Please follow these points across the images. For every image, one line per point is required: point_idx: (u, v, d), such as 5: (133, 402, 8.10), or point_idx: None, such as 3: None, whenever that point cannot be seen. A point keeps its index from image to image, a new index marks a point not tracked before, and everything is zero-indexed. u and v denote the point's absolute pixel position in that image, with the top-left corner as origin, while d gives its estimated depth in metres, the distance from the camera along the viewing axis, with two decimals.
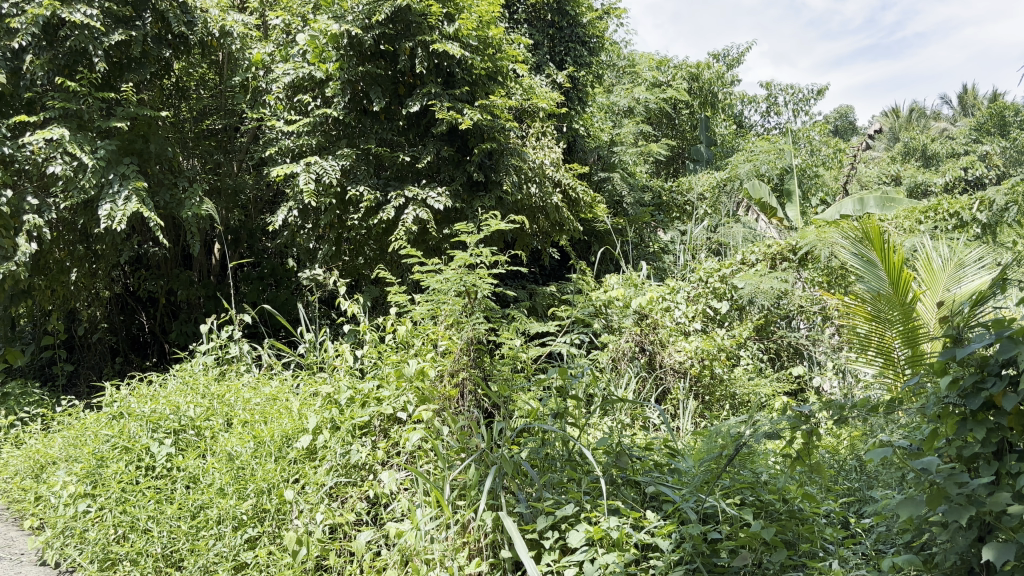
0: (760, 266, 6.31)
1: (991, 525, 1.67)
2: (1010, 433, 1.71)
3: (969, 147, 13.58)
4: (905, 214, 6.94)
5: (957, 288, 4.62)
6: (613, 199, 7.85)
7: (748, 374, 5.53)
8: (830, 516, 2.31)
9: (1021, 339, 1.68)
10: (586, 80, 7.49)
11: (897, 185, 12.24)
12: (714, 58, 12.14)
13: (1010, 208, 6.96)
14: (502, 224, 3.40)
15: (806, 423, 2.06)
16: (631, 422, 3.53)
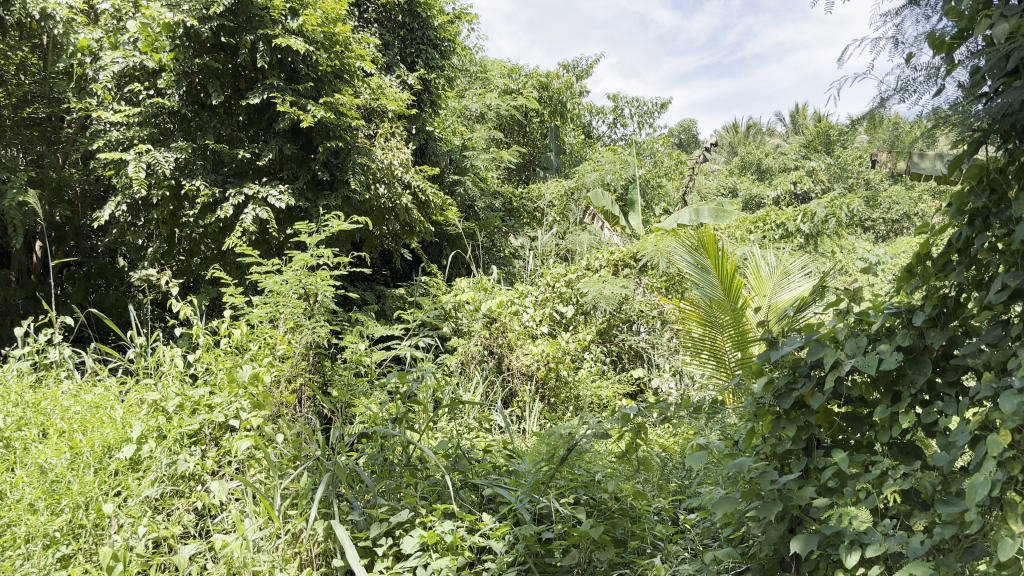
0: (603, 272, 6.49)
1: (799, 518, 1.78)
2: (818, 430, 1.83)
3: (798, 163, 14.52)
4: (737, 224, 7.34)
5: (783, 295, 4.90)
6: (464, 203, 7.89)
7: (592, 376, 5.68)
8: (660, 513, 2.41)
9: (828, 343, 1.81)
10: (437, 83, 7.49)
11: (734, 197, 12.93)
12: (564, 69, 12.40)
13: (830, 220, 7.49)
14: (344, 225, 3.35)
15: (633, 425, 2.14)
16: (476, 425, 3.55)
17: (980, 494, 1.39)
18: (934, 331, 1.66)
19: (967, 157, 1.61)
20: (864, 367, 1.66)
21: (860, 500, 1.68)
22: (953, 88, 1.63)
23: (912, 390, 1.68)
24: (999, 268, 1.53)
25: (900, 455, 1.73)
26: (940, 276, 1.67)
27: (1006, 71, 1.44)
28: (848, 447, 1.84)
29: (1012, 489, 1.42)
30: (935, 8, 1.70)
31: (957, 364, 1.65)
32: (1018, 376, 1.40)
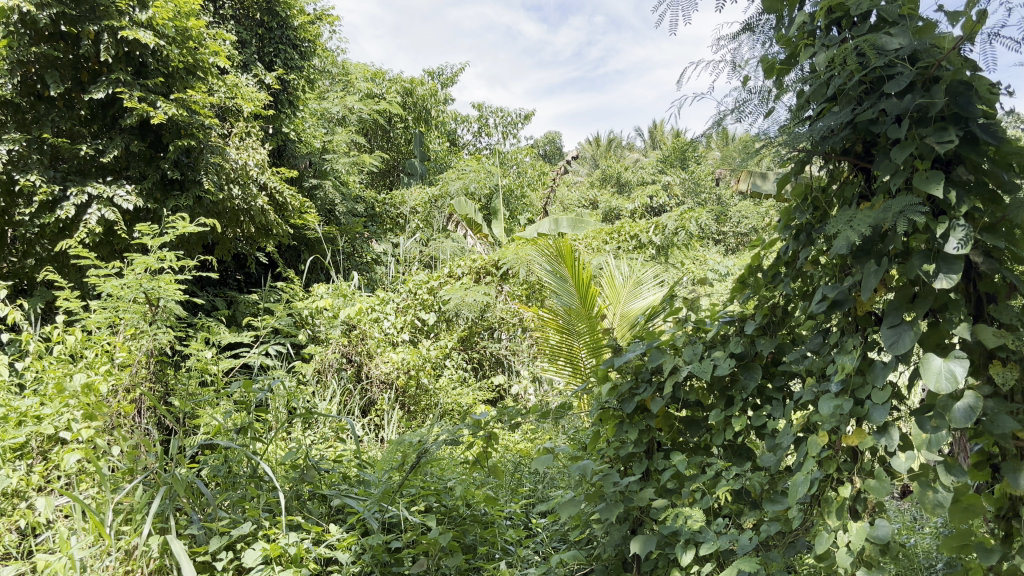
0: (464, 280, 6.51)
1: (640, 519, 1.85)
2: (658, 433, 1.91)
3: (655, 177, 15.06)
4: (593, 235, 7.54)
5: (635, 303, 5.07)
6: (324, 207, 7.75)
7: (452, 383, 5.69)
8: (512, 518, 2.44)
9: (668, 350, 1.90)
10: (297, 84, 7.32)
11: (594, 209, 13.28)
12: (429, 76, 12.38)
13: (680, 233, 7.81)
14: (193, 228, 3.22)
15: (484, 431, 2.16)
16: (330, 434, 3.48)
17: (801, 492, 1.49)
18: (764, 339, 1.77)
19: (794, 177, 1.72)
20: (700, 373, 1.75)
21: (696, 500, 1.76)
22: (781, 110, 1.73)
23: (743, 395, 1.77)
24: (820, 281, 1.65)
25: (733, 456, 1.83)
26: (770, 287, 1.78)
27: (826, 96, 1.55)
28: (686, 450, 1.93)
29: (828, 486, 1.53)
30: (768, 36, 1.80)
31: (783, 370, 1.76)
32: (834, 380, 1.51)
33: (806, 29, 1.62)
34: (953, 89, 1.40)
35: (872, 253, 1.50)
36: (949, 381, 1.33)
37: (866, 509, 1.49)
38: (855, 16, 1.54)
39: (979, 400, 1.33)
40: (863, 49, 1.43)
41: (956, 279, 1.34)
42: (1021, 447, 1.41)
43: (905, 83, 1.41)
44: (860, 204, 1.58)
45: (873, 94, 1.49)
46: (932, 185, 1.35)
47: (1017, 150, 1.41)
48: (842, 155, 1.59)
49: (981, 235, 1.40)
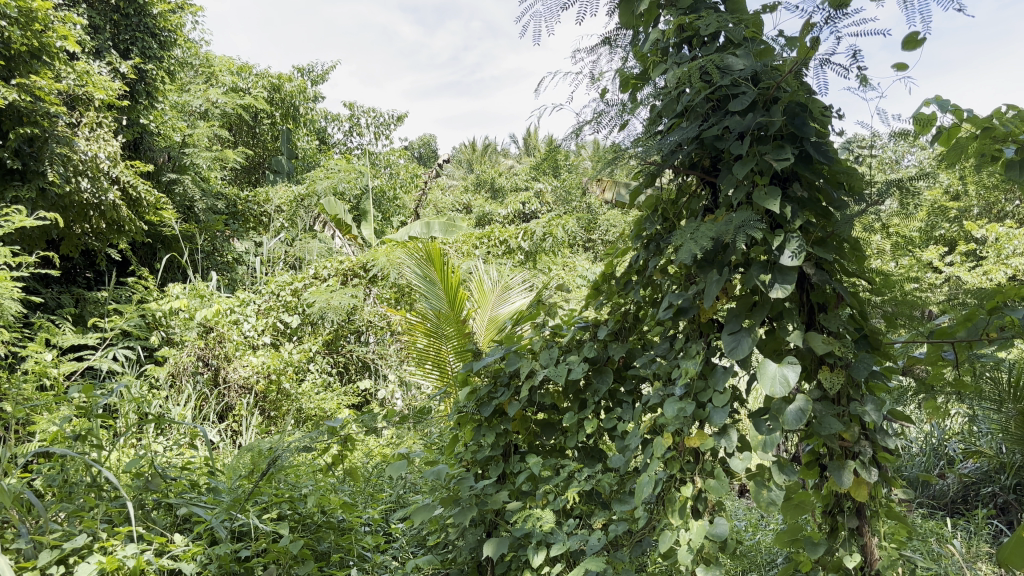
0: (331, 282, 6.39)
1: (495, 521, 1.87)
2: (514, 437, 1.93)
3: (528, 184, 15.22)
4: (463, 239, 7.57)
5: (503, 308, 5.07)
6: (183, 204, 7.44)
7: (316, 388, 5.58)
8: (370, 524, 2.42)
9: (524, 355, 1.92)
10: (155, 75, 7.00)
11: (466, 214, 13.30)
12: (298, 73, 12.10)
13: (548, 238, 7.93)
14: (31, 222, 3.01)
15: (340, 436, 2.12)
16: (183, 440, 3.35)
17: (647, 492, 1.54)
18: (616, 343, 1.83)
19: (646, 188, 1.77)
20: (555, 377, 1.78)
21: (548, 501, 1.79)
22: (636, 124, 1.76)
23: (595, 398, 1.82)
24: (668, 289, 1.72)
25: (586, 458, 1.88)
26: (622, 294, 1.83)
27: (675, 112, 1.61)
28: (541, 453, 1.96)
29: (673, 486, 1.59)
30: (625, 49, 1.84)
31: (633, 374, 1.82)
32: (680, 384, 1.56)
33: (659, 45, 1.68)
34: (790, 110, 1.49)
35: (714, 263, 1.57)
36: (783, 385, 1.40)
37: (706, 508, 1.55)
38: (704, 36, 1.61)
39: (809, 403, 1.41)
40: (710, 69, 1.49)
41: (790, 289, 1.42)
42: (845, 446, 1.51)
43: (747, 102, 1.48)
44: (705, 216, 1.65)
45: (719, 111, 1.56)
46: (769, 201, 1.43)
47: (845, 170, 1.52)
48: (690, 169, 1.67)
49: (812, 248, 1.49)
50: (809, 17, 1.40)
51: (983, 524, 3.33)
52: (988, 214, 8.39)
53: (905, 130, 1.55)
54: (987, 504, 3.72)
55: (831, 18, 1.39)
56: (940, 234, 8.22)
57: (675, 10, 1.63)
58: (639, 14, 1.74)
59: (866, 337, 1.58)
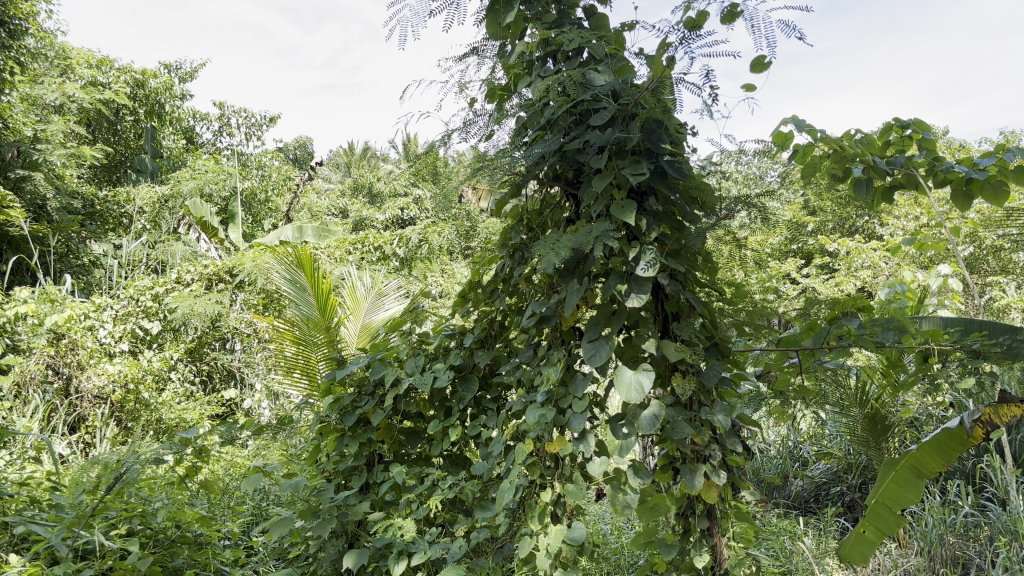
0: (195, 286, 6.14)
1: (356, 532, 1.85)
2: (378, 446, 1.91)
3: (408, 190, 15.06)
4: (336, 244, 7.42)
5: (375, 315, 4.97)
6: (34, 202, 7.00)
7: (177, 397, 5.38)
8: (229, 538, 2.35)
9: (389, 363, 1.91)
10: (4, 65, 6.56)
11: (343, 218, 13.06)
12: (164, 69, 11.60)
13: (423, 245, 7.90)
14: None
15: (196, 448, 2.05)
16: (28, 453, 3.15)
17: (508, 499, 1.55)
18: (481, 351, 1.84)
19: (512, 199, 1.79)
20: (420, 385, 1.78)
21: (410, 510, 1.79)
22: (502, 134, 1.77)
23: (460, 406, 1.83)
24: (532, 297, 1.75)
25: (450, 466, 1.88)
26: (488, 302, 1.85)
27: (539, 124, 1.64)
28: (406, 462, 1.95)
29: (533, 492, 1.61)
30: (493, 61, 1.84)
31: (498, 382, 1.84)
32: (540, 392, 1.59)
33: (524, 58, 1.70)
34: (647, 126, 1.55)
35: (575, 273, 1.61)
36: (639, 391, 1.44)
37: (566, 513, 1.58)
38: (569, 51, 1.65)
39: (662, 409, 1.45)
40: (571, 83, 1.52)
41: (645, 298, 1.47)
42: (696, 450, 1.58)
43: (608, 117, 1.52)
44: (568, 226, 1.69)
45: (580, 125, 1.60)
46: (626, 214, 1.47)
47: (698, 185, 1.62)
48: (553, 180, 1.70)
49: (666, 259, 1.55)
50: (665, 37, 1.45)
51: (832, 521, 3.53)
52: (840, 229, 8.93)
53: (766, 148, 1.70)
54: (836, 502, 3.94)
55: (685, 39, 1.45)
56: (797, 248, 8.68)
57: (541, 24, 1.66)
58: (505, 27, 1.76)
59: (715, 345, 1.67)
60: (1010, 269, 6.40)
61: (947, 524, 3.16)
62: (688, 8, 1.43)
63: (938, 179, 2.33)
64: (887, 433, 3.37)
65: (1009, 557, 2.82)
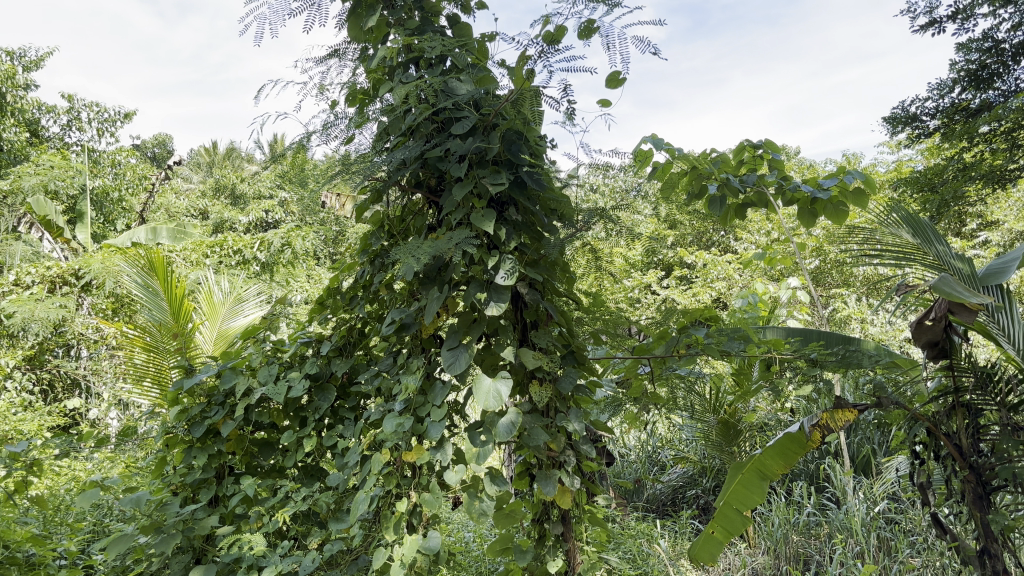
0: (36, 288, 5.73)
1: (204, 547, 1.77)
2: (229, 457, 1.84)
3: (274, 194, 14.62)
4: (192, 247, 7.09)
5: (232, 322, 4.79)
6: None
7: (12, 408, 4.99)
8: (65, 557, 2.20)
9: (241, 371, 1.85)
10: None
11: (203, 220, 12.55)
12: (6, 56, 10.83)
13: (285, 250, 7.66)
14: None
15: (27, 462, 1.90)
16: None
17: (362, 510, 1.52)
18: (339, 360, 1.80)
19: (372, 205, 1.76)
20: (273, 395, 1.73)
21: (261, 523, 1.73)
22: (363, 137, 1.72)
23: (315, 415, 1.78)
24: (391, 305, 1.73)
25: (304, 477, 1.83)
26: (347, 309, 1.82)
27: (400, 130, 1.63)
28: (258, 474, 1.88)
29: (389, 502, 1.59)
30: (353, 64, 1.81)
31: (355, 391, 1.80)
32: (398, 401, 1.56)
33: (385, 62, 1.68)
34: (508, 137, 1.57)
35: (435, 281, 1.60)
36: (496, 399, 1.45)
37: (421, 523, 1.56)
38: (432, 58, 1.65)
39: (518, 416, 1.46)
40: (432, 90, 1.52)
41: (504, 306, 1.48)
42: (551, 456, 1.60)
43: (469, 127, 1.52)
44: (429, 234, 1.68)
45: (442, 133, 1.60)
46: (485, 222, 1.48)
47: (556, 197, 1.67)
48: (415, 187, 1.69)
49: (525, 268, 1.57)
50: (524, 49, 1.48)
51: (686, 523, 3.66)
52: (699, 242, 9.29)
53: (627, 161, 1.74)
54: (691, 505, 4.08)
55: (544, 52, 1.48)
56: (659, 260, 8.98)
57: (404, 29, 1.66)
58: (367, 30, 1.74)
59: (572, 353, 1.69)
60: (852, 282, 6.84)
61: (791, 522, 3.33)
62: (546, 22, 1.46)
63: (785, 198, 2.48)
64: (739, 437, 3.53)
65: (845, 553, 3.00)
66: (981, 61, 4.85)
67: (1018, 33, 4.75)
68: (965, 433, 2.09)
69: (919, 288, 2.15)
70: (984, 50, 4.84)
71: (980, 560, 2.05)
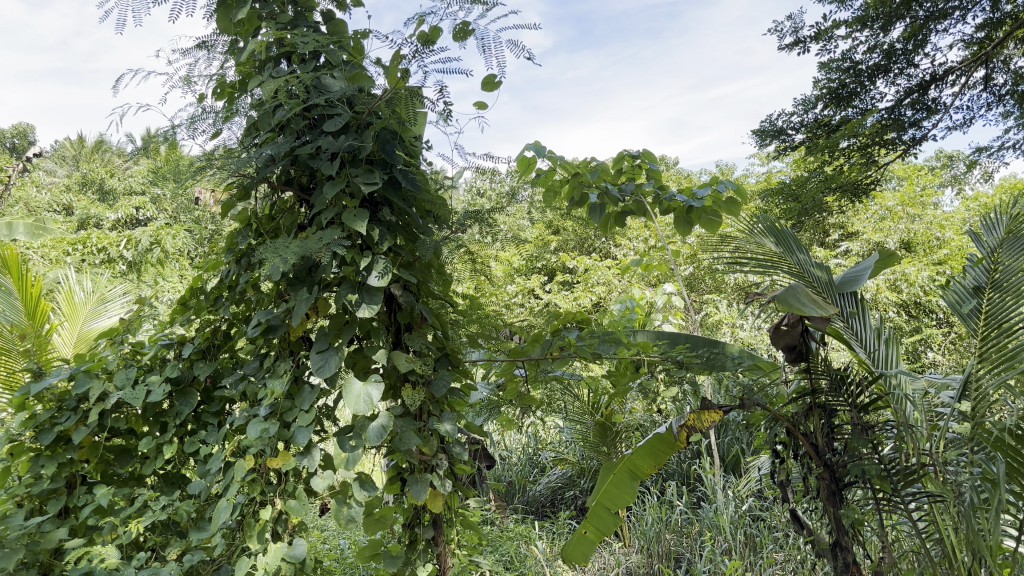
0: None
1: (51, 561, 1.67)
2: (82, 465, 1.74)
3: (145, 190, 13.96)
4: (52, 244, 6.77)
5: (93, 323, 4.55)
6: None
7: None
8: None
9: (97, 375, 1.75)
10: None
11: (67, 216, 11.86)
12: None
13: (155, 249, 7.31)
14: None
15: None
16: None
17: (223, 518, 1.47)
18: (202, 363, 1.73)
19: (239, 202, 1.70)
20: (130, 400, 1.64)
21: (115, 534, 1.64)
22: (231, 132, 1.66)
23: (177, 421, 1.71)
24: (258, 306, 1.67)
25: (164, 485, 1.75)
26: (211, 310, 1.75)
27: (270, 126, 1.58)
28: (114, 483, 1.79)
29: (253, 510, 1.54)
30: (223, 57, 1.75)
31: (220, 395, 1.74)
32: (263, 405, 1.51)
33: (255, 56, 1.63)
34: (381, 136, 1.55)
35: (305, 282, 1.56)
36: (367, 403, 1.42)
37: (287, 530, 1.52)
38: (305, 54, 1.61)
39: (389, 419, 1.44)
40: (304, 85, 1.48)
41: (376, 308, 1.46)
42: (423, 460, 1.58)
43: (342, 125, 1.50)
44: (299, 233, 1.64)
45: (314, 130, 1.56)
46: (356, 223, 1.46)
47: (432, 199, 1.66)
48: (286, 185, 1.65)
49: (398, 269, 1.55)
50: (398, 48, 1.47)
51: (564, 524, 3.70)
52: (580, 247, 9.44)
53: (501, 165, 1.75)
54: (569, 506, 4.14)
55: (419, 52, 1.47)
56: (542, 264, 9.09)
57: (275, 24, 1.61)
58: (237, 22, 1.68)
59: (446, 356, 1.68)
60: (724, 288, 7.11)
61: (663, 521, 3.42)
62: (421, 22, 1.45)
63: (662, 207, 2.55)
64: (616, 438, 3.60)
65: (713, 550, 3.11)
66: (841, 80, 5.09)
67: (873, 55, 5.03)
68: (821, 433, 2.19)
69: (769, 296, 2.27)
70: (843, 70, 5.11)
71: (832, 553, 2.15)
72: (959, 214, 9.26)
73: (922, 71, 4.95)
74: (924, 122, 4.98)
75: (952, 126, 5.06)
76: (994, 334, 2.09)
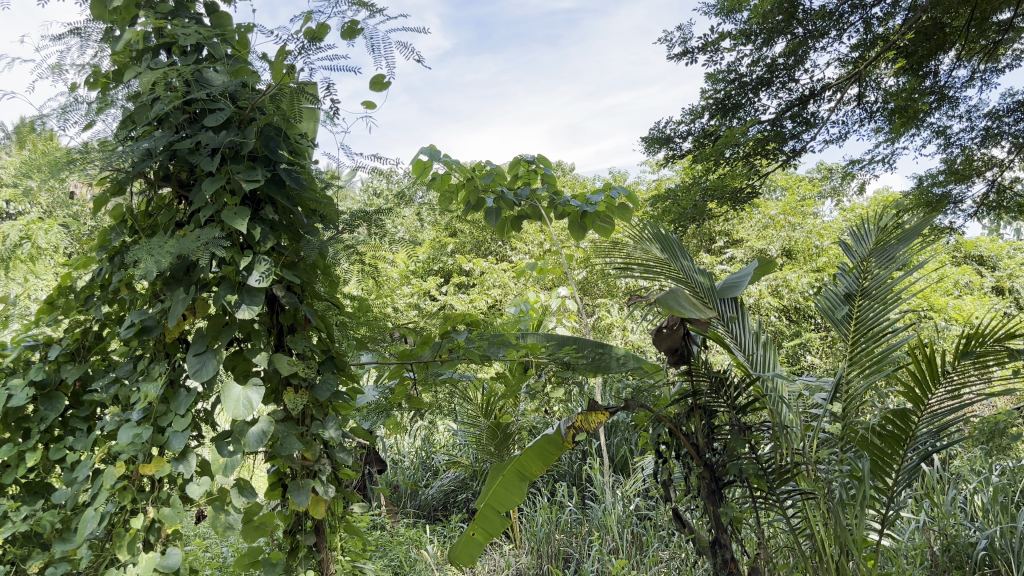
0: None
1: None
2: None
3: None
4: None
5: None
6: None
7: None
8: None
9: None
10: None
11: None
12: None
13: None
14: None
15: None
16: None
17: (90, 528, 1.40)
18: (70, 365, 1.64)
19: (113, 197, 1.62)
20: None
21: None
22: (104, 124, 1.57)
23: (41, 426, 1.61)
24: (132, 305, 1.60)
25: (26, 494, 1.65)
26: (81, 310, 1.66)
27: (148, 118, 1.52)
28: None
29: (123, 519, 1.47)
30: (98, 46, 1.65)
31: (89, 399, 1.66)
32: (135, 409, 1.45)
33: (132, 46, 1.56)
34: (266, 132, 1.52)
35: (181, 281, 1.50)
36: (247, 407, 1.38)
37: (159, 540, 1.46)
38: (185, 46, 1.56)
39: (269, 424, 1.41)
40: (183, 78, 1.43)
41: (256, 310, 1.43)
42: (305, 465, 1.55)
43: (223, 120, 1.44)
44: (176, 230, 1.58)
45: (194, 124, 1.51)
46: (237, 221, 1.42)
47: (318, 199, 1.63)
48: (163, 180, 1.58)
49: (281, 270, 1.52)
50: (283, 43, 1.44)
51: (455, 526, 3.69)
52: (476, 250, 9.46)
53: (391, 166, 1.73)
54: (461, 509, 4.13)
55: (305, 49, 1.44)
56: (437, 267, 9.06)
57: (154, 13, 1.55)
58: (112, 10, 1.57)
59: (331, 358, 1.65)
60: (616, 292, 7.25)
61: (553, 522, 3.45)
62: (308, 19, 1.43)
63: (556, 212, 2.58)
64: (508, 441, 3.62)
65: (601, 550, 3.16)
66: (726, 91, 5.26)
67: (757, 69, 5.16)
68: (701, 434, 2.26)
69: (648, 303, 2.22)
70: (728, 82, 5.25)
71: (711, 550, 2.22)
72: (837, 224, 9.70)
73: (802, 86, 5.14)
74: (803, 134, 5.22)
75: (829, 138, 5.31)
76: (862, 340, 2.21)
